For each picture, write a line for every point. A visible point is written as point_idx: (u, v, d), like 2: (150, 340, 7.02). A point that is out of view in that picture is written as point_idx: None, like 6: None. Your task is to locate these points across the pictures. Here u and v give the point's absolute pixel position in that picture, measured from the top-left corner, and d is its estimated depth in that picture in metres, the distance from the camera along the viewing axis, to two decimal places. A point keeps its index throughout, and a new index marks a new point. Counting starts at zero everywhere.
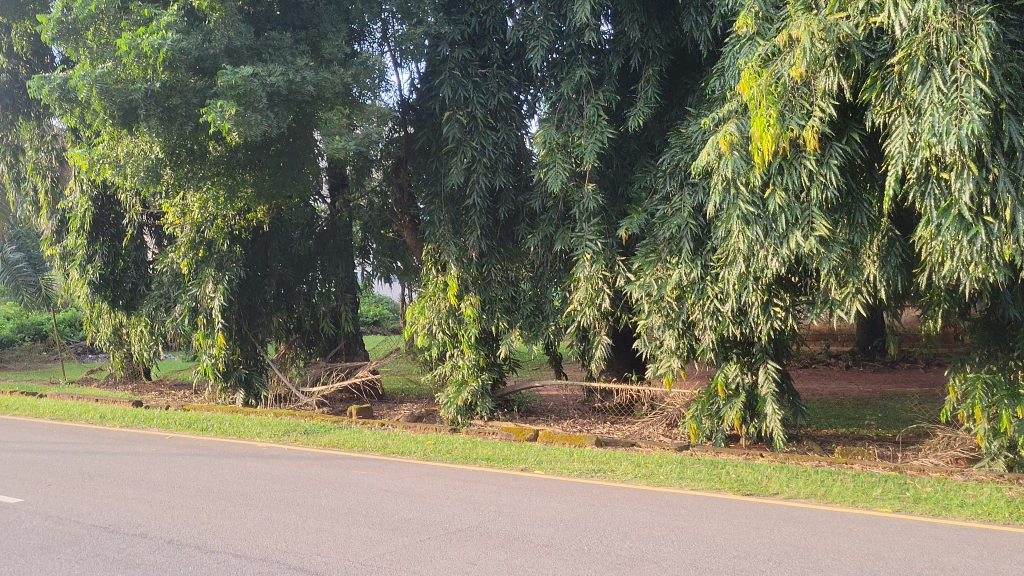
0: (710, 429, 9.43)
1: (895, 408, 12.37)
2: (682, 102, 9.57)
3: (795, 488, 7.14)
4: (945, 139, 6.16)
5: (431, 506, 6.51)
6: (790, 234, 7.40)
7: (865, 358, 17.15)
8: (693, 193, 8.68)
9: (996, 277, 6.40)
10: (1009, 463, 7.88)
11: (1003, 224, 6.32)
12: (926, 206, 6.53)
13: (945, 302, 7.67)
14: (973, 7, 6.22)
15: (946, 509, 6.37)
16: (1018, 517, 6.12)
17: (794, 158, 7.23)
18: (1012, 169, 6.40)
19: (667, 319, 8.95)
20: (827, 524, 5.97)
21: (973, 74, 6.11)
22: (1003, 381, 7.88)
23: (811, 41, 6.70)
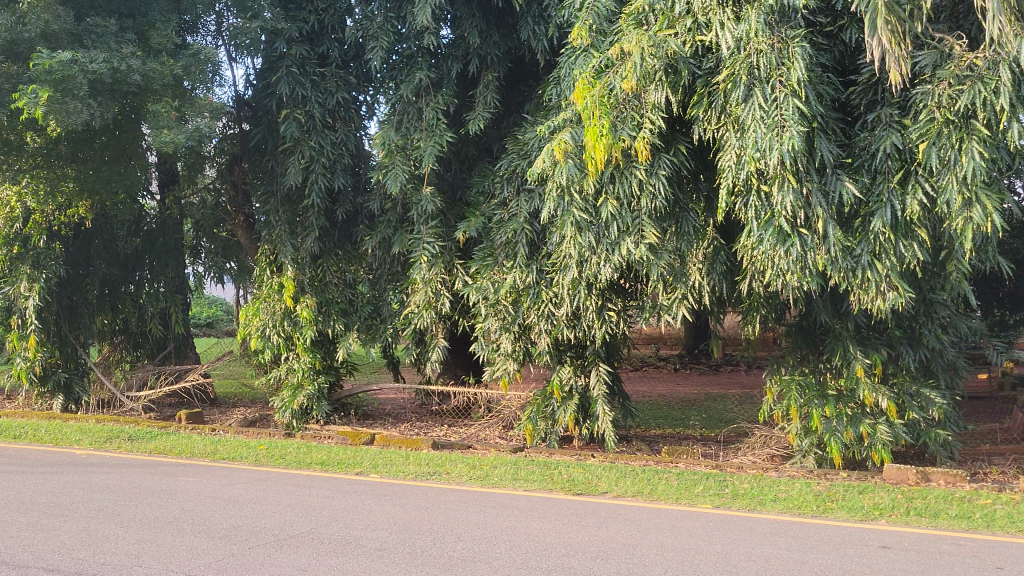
0: (544, 430, 9.57)
1: (718, 408, 13.02)
2: (520, 109, 9.78)
3: (623, 487, 7.38)
4: (767, 155, 6.51)
5: (261, 513, 6.36)
6: (622, 241, 7.64)
7: (691, 361, 17.97)
8: (530, 199, 8.85)
9: (809, 285, 6.87)
10: (819, 459, 8.37)
11: (816, 236, 6.78)
12: (749, 217, 6.87)
13: (764, 308, 8.15)
14: (789, 30, 6.63)
15: (761, 504, 6.74)
16: (824, 509, 6.54)
17: (625, 167, 7.42)
18: (823, 185, 6.85)
19: (503, 323, 9.08)
20: (652, 521, 6.19)
21: (790, 94, 6.49)
22: (814, 383, 8.43)
23: (641, 57, 6.87)
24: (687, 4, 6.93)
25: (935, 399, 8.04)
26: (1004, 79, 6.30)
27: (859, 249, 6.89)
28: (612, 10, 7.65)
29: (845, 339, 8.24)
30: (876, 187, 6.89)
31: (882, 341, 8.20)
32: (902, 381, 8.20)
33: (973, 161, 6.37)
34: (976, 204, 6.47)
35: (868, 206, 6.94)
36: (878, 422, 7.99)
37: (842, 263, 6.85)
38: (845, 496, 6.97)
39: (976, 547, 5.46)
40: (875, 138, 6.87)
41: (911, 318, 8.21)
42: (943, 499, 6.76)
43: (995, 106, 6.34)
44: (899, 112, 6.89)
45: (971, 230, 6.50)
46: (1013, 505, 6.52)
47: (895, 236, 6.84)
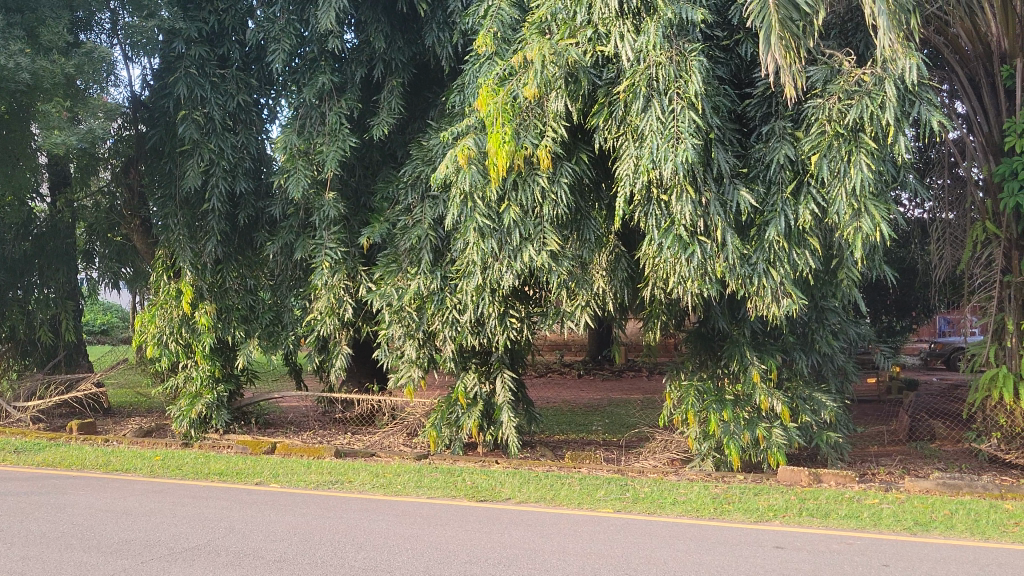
0: (448, 437, 9.57)
1: (620, 413, 13.21)
2: (425, 115, 9.78)
3: (526, 492, 7.41)
4: (664, 165, 6.63)
5: (156, 526, 6.18)
6: (524, 248, 7.69)
7: (595, 366, 18.20)
8: (434, 206, 8.84)
9: (708, 292, 7.03)
10: (717, 462, 8.55)
11: (713, 243, 6.94)
12: (649, 225, 6.99)
13: (665, 315, 8.28)
14: (687, 44, 6.80)
15: (661, 507, 6.86)
16: (722, 511, 6.69)
17: (528, 174, 7.48)
18: (721, 194, 7.01)
19: (408, 330, 9.04)
20: (553, 526, 6.24)
21: (687, 106, 6.65)
22: (712, 388, 8.61)
23: (543, 64, 6.92)
24: (588, 14, 7.03)
25: (827, 402, 8.36)
26: (889, 95, 6.56)
27: (755, 257, 7.05)
28: (516, 18, 7.73)
29: (741, 345, 8.44)
30: (771, 197, 7.08)
31: (776, 347, 8.45)
32: (796, 386, 8.47)
33: (861, 173, 6.61)
34: (865, 215, 6.71)
35: (763, 215, 7.14)
36: (773, 426, 8.26)
37: (739, 270, 7.02)
38: (741, 498, 7.14)
39: (863, 546, 5.66)
40: (770, 149, 7.05)
41: (805, 323, 8.48)
42: (833, 500, 7.00)
43: (882, 120, 6.59)
44: (792, 124, 7.12)
45: (861, 239, 6.72)
46: (899, 504, 6.78)
47: (789, 245, 7.04)
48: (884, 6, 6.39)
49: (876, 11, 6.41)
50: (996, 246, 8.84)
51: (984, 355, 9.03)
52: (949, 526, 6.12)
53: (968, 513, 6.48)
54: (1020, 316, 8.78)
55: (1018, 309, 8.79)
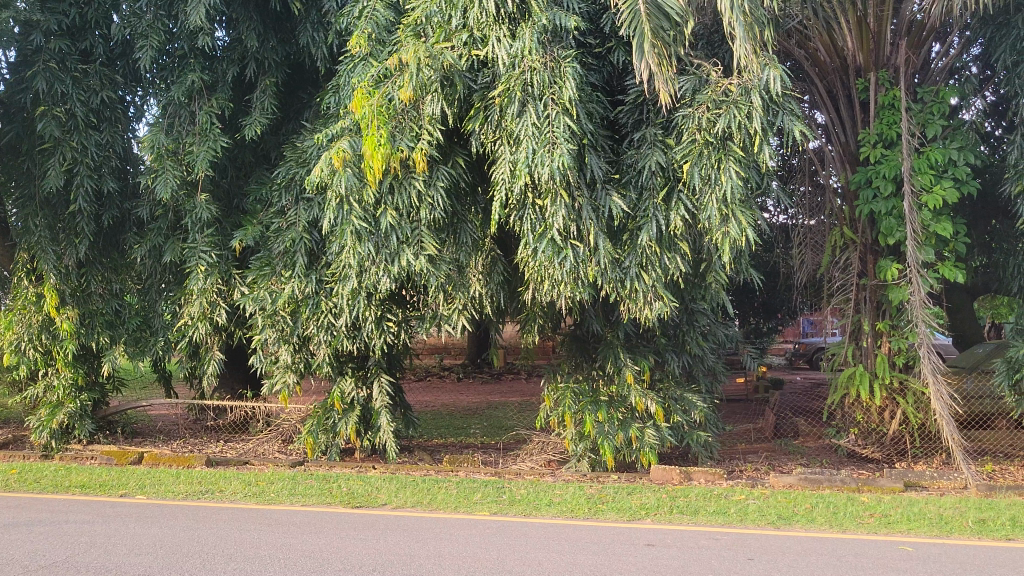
0: (325, 443, 9.37)
1: (498, 416, 13.30)
2: (298, 116, 9.63)
3: (402, 497, 7.36)
4: (540, 170, 6.70)
5: (11, 543, 5.86)
6: (402, 252, 7.63)
7: (475, 370, 18.29)
8: (309, 208, 8.69)
9: (581, 295, 7.15)
10: (592, 463, 8.67)
11: (586, 248, 7.04)
12: (524, 229, 7.03)
13: (540, 318, 8.38)
14: (561, 50, 6.90)
15: (536, 509, 6.92)
16: (596, 511, 6.81)
17: (404, 178, 7.42)
18: (594, 200, 7.15)
19: (282, 334, 8.84)
20: (429, 531, 6.21)
21: (562, 111, 6.74)
22: (587, 390, 8.72)
23: (418, 67, 6.89)
24: (463, 18, 7.01)
25: (697, 402, 8.63)
26: (756, 105, 6.83)
27: (627, 261, 7.21)
28: (391, 20, 7.69)
29: (616, 347, 8.61)
30: (643, 203, 7.25)
31: (649, 349, 8.69)
32: (667, 386, 8.72)
33: (731, 180, 6.85)
34: (733, 220, 6.94)
35: (634, 220, 7.29)
36: (646, 426, 8.44)
37: (611, 274, 7.16)
38: (615, 497, 7.28)
39: (730, 541, 5.84)
40: (641, 156, 7.22)
41: (676, 326, 8.72)
42: (703, 497, 7.20)
43: (749, 129, 6.85)
44: (662, 132, 7.31)
45: (729, 244, 6.96)
46: (764, 500, 7.03)
47: (660, 249, 7.22)
48: (741, 18, 6.65)
49: (734, 22, 6.65)
50: (852, 251, 9.28)
51: (843, 354, 9.44)
52: (810, 519, 6.38)
53: (828, 507, 6.77)
54: (874, 317, 9.25)
55: (872, 311, 9.26)
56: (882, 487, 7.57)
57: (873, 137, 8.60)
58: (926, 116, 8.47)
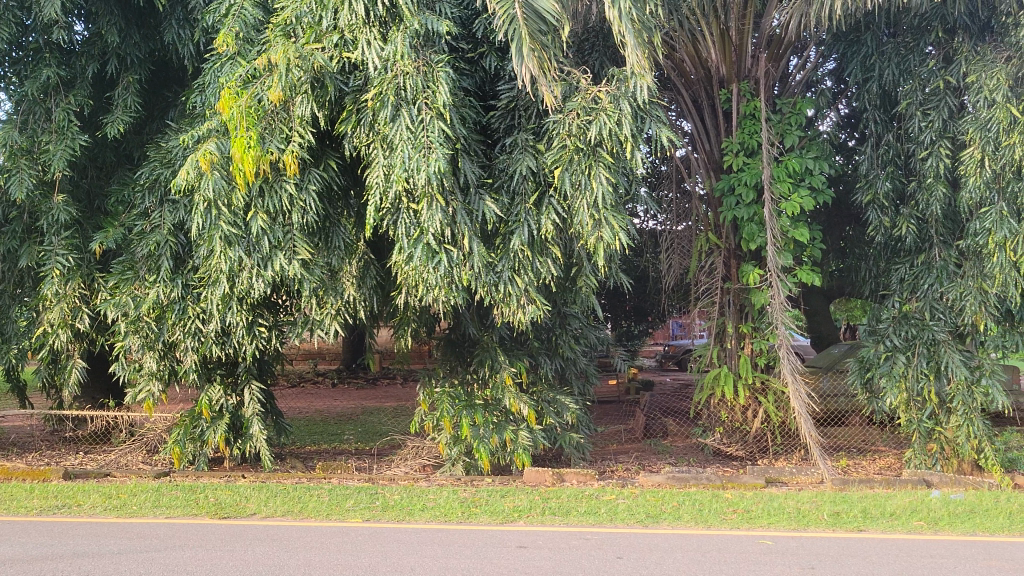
0: (192, 453, 9.09)
1: (374, 421, 13.18)
2: (163, 114, 9.33)
3: (272, 507, 7.19)
4: (415, 174, 6.68)
5: None
6: (273, 257, 7.46)
7: (349, 375, 18.11)
8: (174, 211, 8.42)
9: (455, 299, 7.13)
10: (466, 466, 8.65)
11: (460, 252, 7.05)
12: (398, 233, 6.95)
13: (414, 322, 8.29)
14: (433, 54, 6.92)
15: (409, 514, 6.88)
16: (469, 514, 6.82)
17: (275, 181, 7.28)
18: (468, 204, 7.17)
19: (146, 341, 8.47)
20: (299, 540, 6.09)
21: (435, 116, 6.76)
22: (463, 394, 8.69)
23: (288, 67, 6.74)
24: (334, 19, 6.88)
25: (569, 404, 8.80)
26: (625, 112, 7.00)
27: (500, 265, 7.25)
28: (260, 19, 7.52)
29: (491, 350, 8.65)
30: (515, 207, 7.32)
31: (523, 351, 8.78)
32: (540, 390, 8.82)
33: (601, 186, 6.98)
34: (605, 225, 7.06)
35: (507, 224, 7.34)
36: (519, 428, 8.52)
37: (485, 278, 7.19)
38: (488, 500, 7.30)
39: (600, 540, 5.94)
40: (513, 161, 7.29)
41: (549, 329, 8.90)
42: (574, 497, 7.30)
43: (619, 136, 7.02)
44: (533, 138, 7.40)
45: (602, 248, 7.09)
46: (633, 499, 7.18)
47: (532, 253, 7.30)
48: (630, 27, 6.70)
49: (623, 29, 6.71)
50: (717, 256, 9.56)
51: (709, 355, 9.74)
52: (676, 517, 6.56)
53: (693, 504, 6.97)
54: (738, 320, 9.59)
55: (736, 313, 9.60)
56: (745, 483, 7.86)
57: (736, 146, 8.91)
58: (784, 127, 8.82)
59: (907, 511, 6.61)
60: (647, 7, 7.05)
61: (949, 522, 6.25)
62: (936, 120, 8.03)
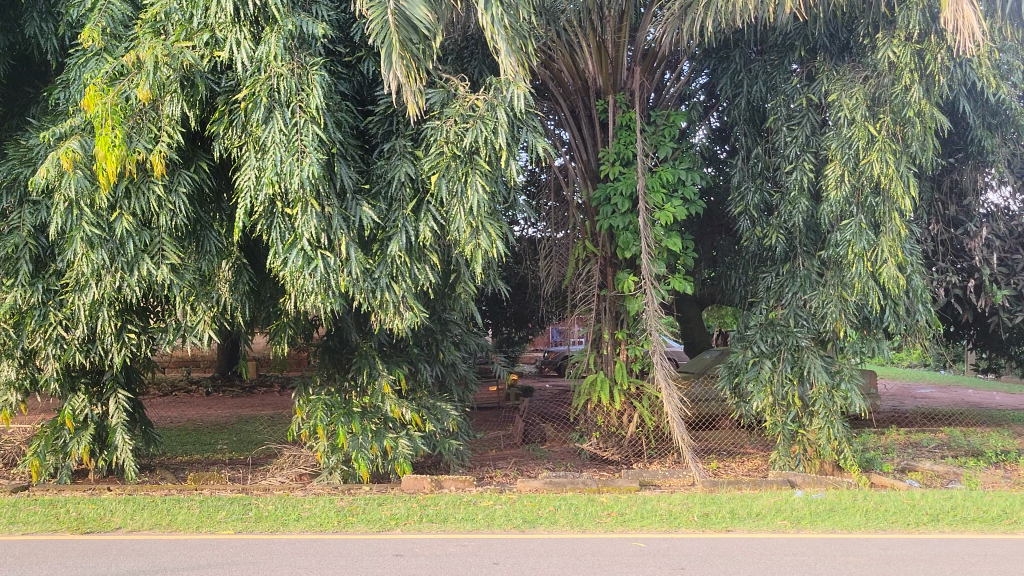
0: (53, 465, 8.68)
1: (248, 430, 12.88)
2: (23, 112, 8.92)
3: (138, 520, 6.93)
4: (288, 178, 6.57)
5: None
6: (140, 261, 7.23)
7: (224, 383, 17.65)
8: (36, 211, 7.96)
9: (332, 306, 7.04)
10: (344, 475, 8.50)
11: (338, 258, 6.96)
12: (273, 238, 6.82)
13: (292, 327, 8.09)
14: (308, 57, 6.82)
15: (283, 525, 6.74)
16: (345, 524, 6.73)
17: (142, 182, 7.02)
18: (344, 209, 7.10)
19: (4, 349, 8.10)
20: (166, 554, 5.89)
21: (309, 119, 6.65)
22: (340, 402, 8.55)
23: (155, 65, 6.56)
24: (204, 17, 6.69)
25: (449, 411, 8.86)
26: (501, 121, 7.03)
27: (378, 272, 7.18)
28: (129, 15, 7.27)
29: (370, 357, 8.57)
30: (392, 213, 7.27)
31: (403, 358, 8.73)
32: (420, 396, 8.79)
33: (477, 194, 7.00)
34: (483, 233, 7.12)
35: (384, 230, 7.29)
36: (399, 435, 8.44)
37: (363, 284, 7.10)
38: (365, 509, 7.21)
39: (477, 547, 5.95)
40: (391, 167, 7.26)
41: (429, 335, 8.89)
42: (452, 504, 7.29)
43: (495, 144, 7.06)
44: (411, 143, 7.39)
45: (480, 255, 7.13)
46: (510, 505, 7.23)
47: (410, 260, 7.27)
48: (502, 33, 6.80)
49: (495, 36, 6.80)
50: (594, 264, 9.74)
51: (586, 361, 9.90)
52: (552, 521, 6.63)
53: (569, 508, 7.07)
54: (614, 326, 9.79)
55: (612, 320, 9.79)
56: (620, 487, 8.03)
57: (612, 155, 9.08)
58: (658, 138, 9.05)
59: (772, 510, 6.86)
60: (520, 15, 7.07)
61: (810, 520, 6.51)
62: (799, 136, 8.37)
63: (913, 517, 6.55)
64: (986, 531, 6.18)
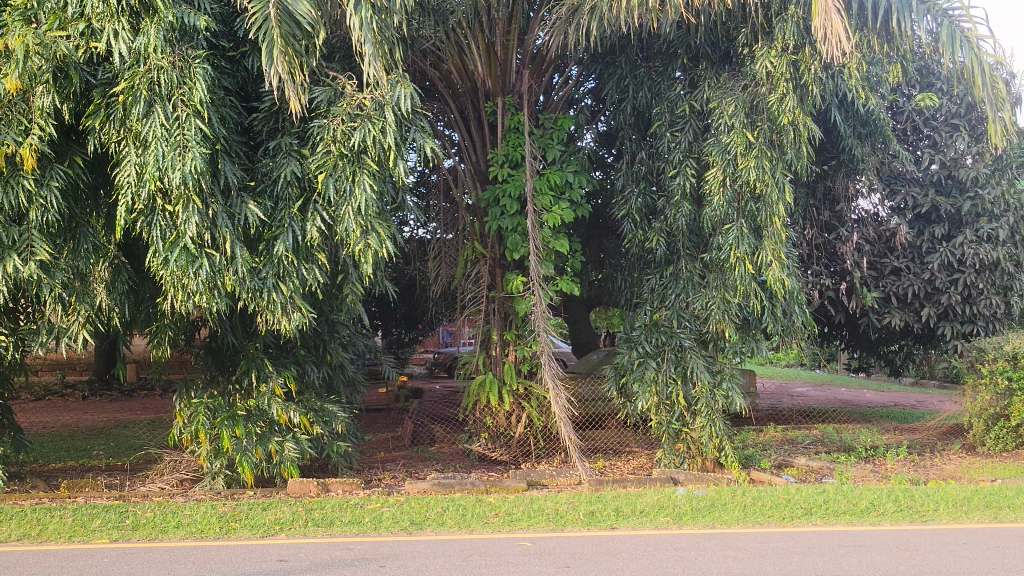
0: None
1: (126, 435, 12.42)
2: None
3: (5, 531, 6.61)
4: (169, 174, 6.40)
5: None
6: (6, 258, 6.79)
7: (102, 387, 16.99)
8: None
9: (217, 307, 6.87)
10: (228, 480, 8.29)
11: (223, 257, 6.82)
12: (153, 236, 6.58)
13: (173, 329, 7.84)
14: (190, 50, 6.62)
15: (162, 532, 6.53)
16: (227, 530, 6.56)
17: (10, 176, 6.68)
18: (228, 208, 6.94)
19: None
20: (35, 566, 5.62)
21: (192, 113, 6.49)
22: (224, 405, 8.33)
23: (25, 55, 6.24)
24: (79, 7, 6.44)
25: (337, 413, 8.73)
26: (388, 120, 7.02)
27: (265, 272, 7.04)
28: None
29: (258, 359, 8.36)
30: (278, 212, 7.14)
31: (290, 360, 8.56)
32: (308, 398, 8.63)
33: (365, 193, 6.95)
34: (372, 233, 7.05)
35: (271, 229, 7.15)
36: (285, 439, 8.32)
37: (249, 284, 6.95)
38: (249, 514, 7.05)
39: (363, 550, 5.88)
40: (276, 165, 7.14)
41: (316, 336, 8.74)
42: (338, 508, 7.20)
43: (383, 144, 7.02)
44: (298, 142, 7.27)
45: (369, 255, 7.05)
46: (398, 507, 7.19)
47: (297, 259, 7.15)
48: (370, 36, 6.82)
49: (363, 38, 6.81)
50: (483, 265, 9.77)
51: (474, 362, 9.92)
52: (440, 523, 6.62)
53: (457, 509, 7.07)
54: (502, 327, 9.83)
55: (501, 321, 9.82)
56: (507, 487, 8.09)
57: (501, 157, 9.11)
58: (546, 141, 9.12)
59: (656, 507, 7.01)
60: (392, 19, 7.14)
61: (691, 516, 6.68)
62: (682, 141, 8.59)
63: (788, 510, 6.80)
64: (855, 522, 6.46)
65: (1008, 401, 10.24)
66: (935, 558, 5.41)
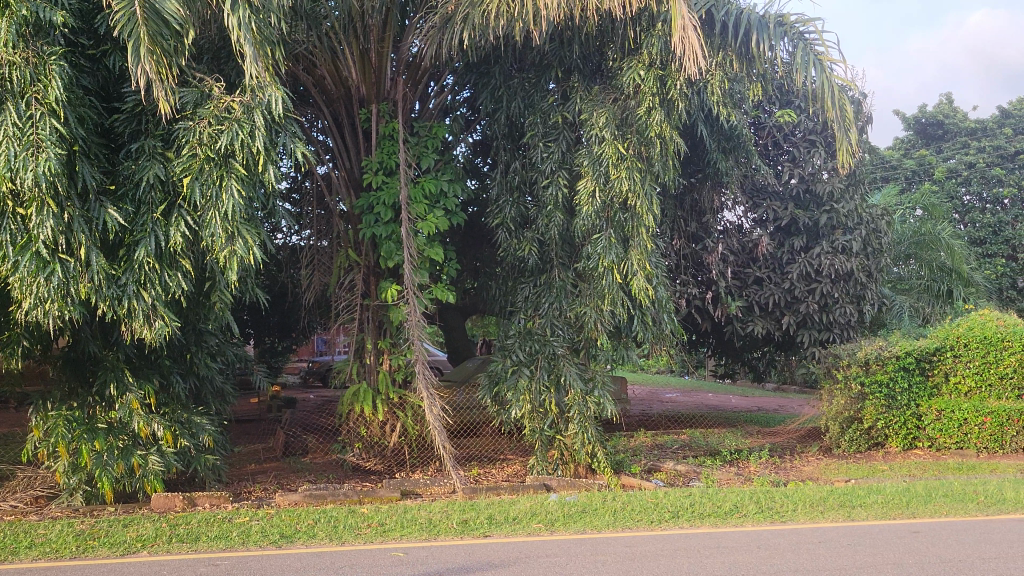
0: None
1: None
2: None
3: None
4: (21, 174, 6.12)
5: None
6: None
7: None
8: None
9: (71, 315, 6.55)
10: (87, 496, 7.95)
11: (77, 262, 6.50)
12: (2, 241, 6.25)
13: (26, 339, 7.48)
14: (46, 46, 6.30)
15: (13, 553, 6.19)
16: (85, 548, 6.27)
17: None
18: (85, 212, 6.63)
19: None
20: None
21: (47, 112, 6.23)
22: (82, 417, 7.94)
23: None
24: None
25: (204, 425, 8.53)
26: (257, 124, 6.92)
27: (124, 278, 6.77)
28: None
29: (117, 369, 7.97)
30: (140, 217, 6.88)
31: (153, 370, 8.24)
32: (173, 410, 8.34)
33: (232, 198, 6.81)
34: (238, 239, 6.89)
35: (131, 235, 6.87)
36: (149, 452, 8.01)
37: (106, 291, 6.67)
38: (108, 531, 6.76)
39: (229, 565, 5.72)
40: (139, 168, 6.87)
41: (182, 346, 8.45)
42: (204, 522, 6.98)
43: (252, 148, 6.93)
44: (162, 144, 7.03)
45: (235, 262, 6.89)
46: (267, 520, 7.02)
47: (160, 266, 6.88)
48: (248, 36, 6.73)
49: (242, 39, 6.72)
50: (357, 272, 9.63)
51: (347, 371, 9.78)
52: (310, 535, 6.50)
53: (329, 520, 6.96)
54: (376, 336, 9.77)
55: (374, 330, 9.76)
56: (381, 497, 8.04)
57: (375, 164, 9.04)
58: (421, 149, 9.15)
59: (528, 514, 7.07)
60: (270, 20, 7.05)
61: (563, 522, 6.76)
62: (555, 152, 8.72)
63: (656, 514, 6.96)
64: (719, 524, 6.67)
65: (861, 404, 10.96)
66: (794, 557, 5.63)
